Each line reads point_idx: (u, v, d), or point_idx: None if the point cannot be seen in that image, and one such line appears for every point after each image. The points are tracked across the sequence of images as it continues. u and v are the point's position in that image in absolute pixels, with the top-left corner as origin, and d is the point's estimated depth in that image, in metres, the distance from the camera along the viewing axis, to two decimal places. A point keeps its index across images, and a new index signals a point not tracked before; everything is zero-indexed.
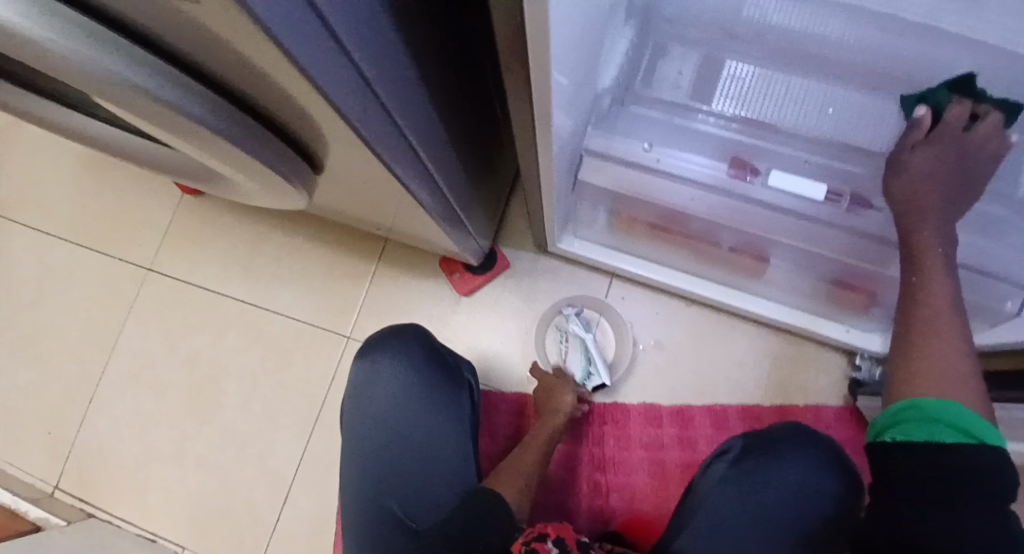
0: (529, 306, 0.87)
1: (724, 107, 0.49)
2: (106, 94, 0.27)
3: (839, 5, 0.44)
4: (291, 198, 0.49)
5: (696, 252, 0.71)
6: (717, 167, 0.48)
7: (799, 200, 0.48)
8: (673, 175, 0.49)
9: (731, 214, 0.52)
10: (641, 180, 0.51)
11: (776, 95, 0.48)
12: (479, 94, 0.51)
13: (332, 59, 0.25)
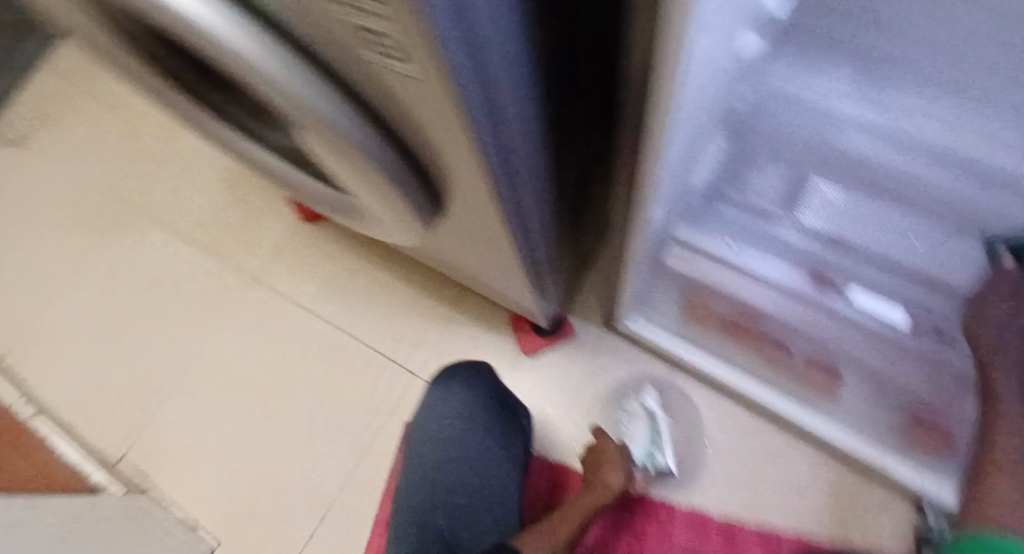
0: (588, 378, 0.89)
1: (809, 226, 0.51)
2: (297, 111, 0.38)
3: (897, 161, 0.42)
4: (414, 229, 0.56)
5: (766, 355, 0.76)
6: (797, 277, 0.56)
7: (876, 320, 0.55)
8: (752, 272, 0.58)
9: (797, 314, 0.61)
10: (726, 274, 0.61)
11: (866, 225, 0.48)
12: (571, 165, 0.60)
13: (467, 72, 0.31)
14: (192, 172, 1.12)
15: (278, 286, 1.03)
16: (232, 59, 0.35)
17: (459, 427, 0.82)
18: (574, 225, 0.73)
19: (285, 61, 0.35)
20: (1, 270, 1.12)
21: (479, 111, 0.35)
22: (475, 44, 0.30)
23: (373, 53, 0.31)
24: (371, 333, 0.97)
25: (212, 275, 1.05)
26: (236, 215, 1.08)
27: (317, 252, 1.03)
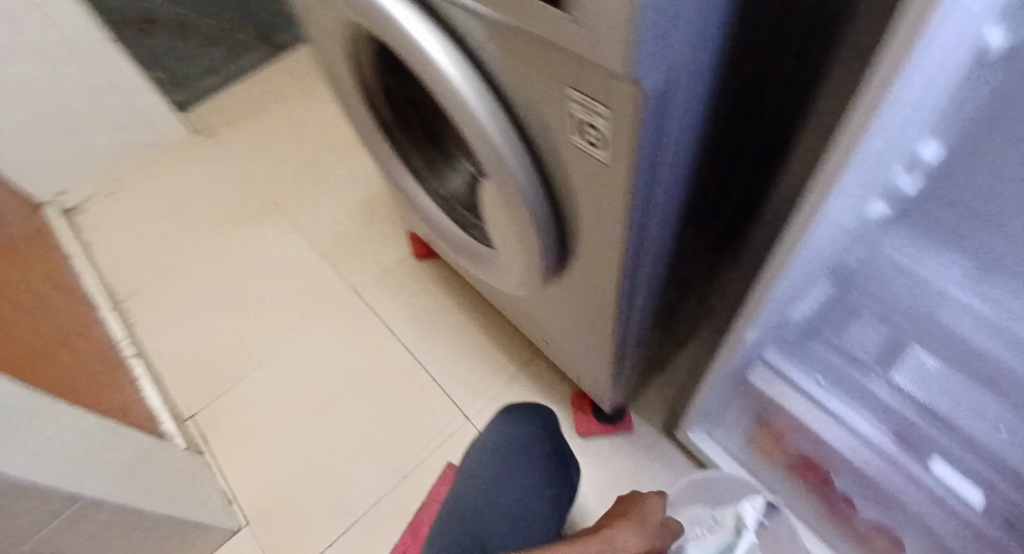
0: (633, 476, 0.90)
1: (898, 385, 0.56)
2: (492, 162, 0.47)
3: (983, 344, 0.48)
4: (532, 283, 0.63)
5: (828, 506, 0.75)
6: (881, 435, 0.59)
7: (955, 496, 0.56)
8: (836, 415, 0.61)
9: (874, 469, 0.62)
10: (806, 410, 0.63)
11: (952, 397, 0.52)
12: (684, 272, 0.67)
13: (644, 165, 0.39)
14: (334, 191, 1.28)
15: (375, 305, 1.13)
16: (462, 114, 0.45)
17: (525, 451, 0.74)
18: (665, 328, 0.77)
19: (500, 126, 0.44)
20: (154, 224, 1.29)
21: (639, 199, 0.42)
22: (659, 146, 0.38)
23: (578, 135, 0.39)
24: (443, 369, 1.04)
25: (323, 278, 1.18)
26: (360, 236, 1.22)
27: (417, 285, 1.14)
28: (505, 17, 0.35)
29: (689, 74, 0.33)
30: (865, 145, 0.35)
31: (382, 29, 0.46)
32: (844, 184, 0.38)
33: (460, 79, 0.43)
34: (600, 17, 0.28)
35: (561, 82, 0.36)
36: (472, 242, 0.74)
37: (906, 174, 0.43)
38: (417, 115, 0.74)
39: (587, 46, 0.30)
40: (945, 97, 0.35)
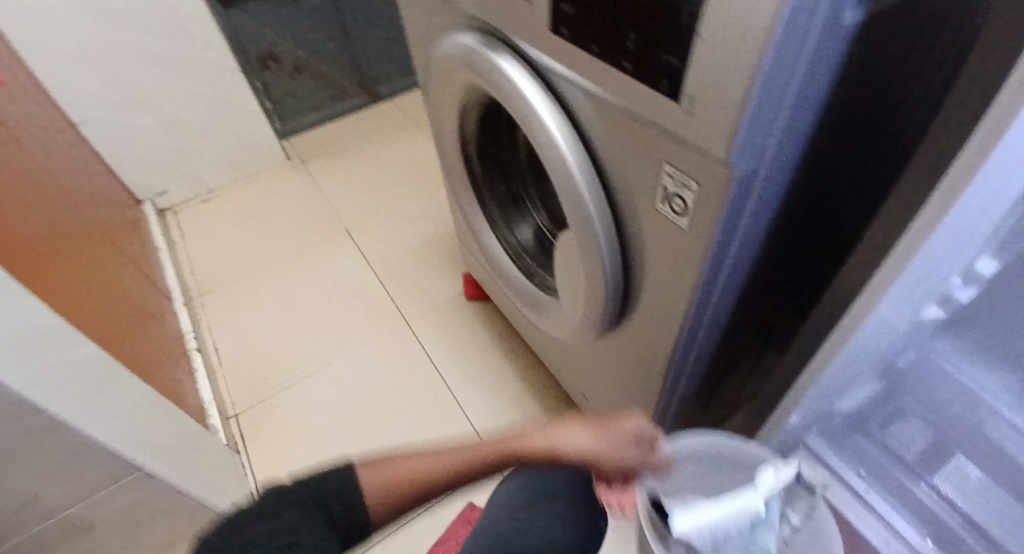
0: None
1: (942, 486, 0.58)
2: (578, 219, 0.53)
3: None
4: (587, 335, 0.68)
5: None
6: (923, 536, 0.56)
7: None
8: (878, 512, 0.58)
9: None
10: (843, 499, 0.60)
11: (998, 507, 0.55)
12: (737, 352, 0.70)
13: (722, 240, 0.43)
14: (403, 226, 1.38)
15: (422, 337, 1.18)
16: (558, 172, 0.51)
17: None
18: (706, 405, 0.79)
19: (592, 189, 0.50)
20: (235, 233, 1.41)
21: (710, 268, 0.46)
22: (736, 224, 0.43)
23: (663, 205, 0.45)
24: (479, 409, 1.07)
25: (378, 305, 1.24)
26: (418, 270, 1.29)
27: (467, 324, 1.19)
28: (620, 100, 0.41)
29: (772, 167, 0.38)
30: (924, 251, 0.38)
31: (500, 94, 0.54)
32: (900, 285, 0.42)
33: (565, 145, 0.49)
34: (709, 107, 0.34)
35: (658, 157, 0.42)
36: (535, 289, 0.80)
37: (966, 286, 0.47)
38: (502, 171, 0.82)
39: (696, 130, 0.36)
40: (1002, 223, 0.39)
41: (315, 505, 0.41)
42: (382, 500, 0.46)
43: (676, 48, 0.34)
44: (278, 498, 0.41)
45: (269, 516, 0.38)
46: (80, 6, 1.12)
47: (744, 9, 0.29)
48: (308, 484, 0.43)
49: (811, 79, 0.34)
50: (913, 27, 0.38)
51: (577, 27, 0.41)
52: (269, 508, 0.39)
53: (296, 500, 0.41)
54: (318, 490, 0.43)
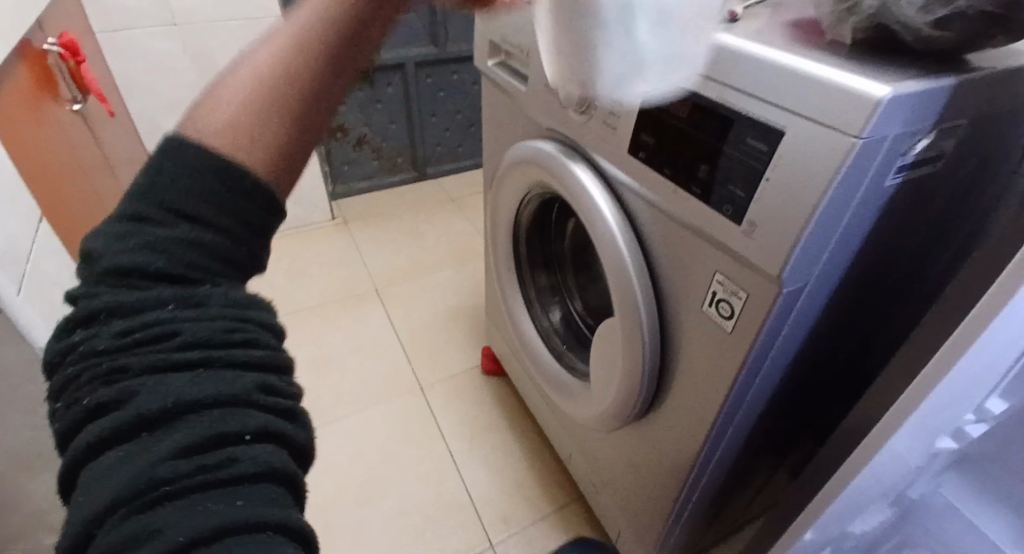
0: None
1: None
2: (626, 311, 0.58)
3: None
4: (613, 422, 0.70)
5: None
6: None
7: None
8: None
9: None
10: None
11: None
12: (756, 464, 0.71)
13: (764, 349, 0.48)
14: (431, 296, 1.43)
15: (434, 405, 1.19)
16: (614, 267, 0.57)
17: None
18: (716, 517, 0.79)
19: (642, 286, 0.56)
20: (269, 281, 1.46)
21: (748, 372, 0.50)
22: (777, 335, 0.47)
23: (712, 309, 0.50)
24: (482, 488, 1.05)
25: (396, 367, 1.26)
26: (439, 340, 1.32)
27: (480, 399, 1.20)
28: (683, 215, 0.48)
29: (814, 290, 0.44)
30: (946, 381, 0.43)
31: (569, 191, 0.61)
32: (916, 417, 0.46)
33: (623, 245, 0.56)
34: (767, 233, 0.41)
35: (712, 267, 0.48)
36: (562, 371, 0.83)
37: (978, 424, 0.54)
38: (544, 258, 0.90)
39: (755, 249, 0.42)
40: (1014, 365, 0.47)
41: (221, 293, 0.27)
42: (278, 140, 0.28)
43: (743, 182, 0.42)
44: (154, 264, 0.25)
45: (161, 347, 0.24)
46: (190, 63, 1.26)
47: (814, 161, 0.36)
48: (184, 198, 0.26)
49: (859, 224, 0.40)
50: (940, 196, 0.45)
51: (654, 153, 0.49)
52: (156, 326, 0.25)
53: (189, 295, 0.26)
54: (198, 200, 0.26)
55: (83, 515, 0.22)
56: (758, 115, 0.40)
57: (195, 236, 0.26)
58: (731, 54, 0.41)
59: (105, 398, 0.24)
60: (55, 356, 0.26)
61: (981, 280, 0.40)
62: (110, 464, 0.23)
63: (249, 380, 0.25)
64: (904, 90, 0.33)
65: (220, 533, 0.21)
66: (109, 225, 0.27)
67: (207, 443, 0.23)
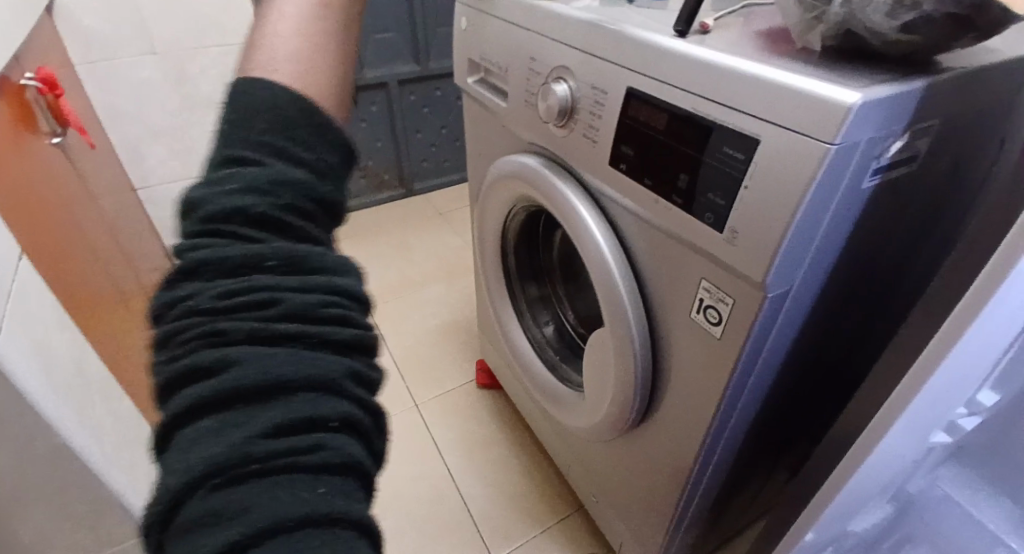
0: None
1: None
2: (616, 321, 0.58)
3: None
4: (610, 431, 0.70)
5: None
6: None
7: None
8: None
9: None
10: None
11: None
12: (754, 466, 0.71)
13: (754, 353, 0.48)
14: (422, 312, 1.42)
15: (430, 421, 1.18)
16: (601, 278, 0.58)
17: None
18: (717, 521, 0.78)
19: (630, 295, 0.57)
20: None
21: (739, 377, 0.50)
22: (765, 339, 0.48)
23: (699, 316, 0.50)
24: (482, 504, 1.04)
25: (389, 385, 1.25)
26: (432, 355, 1.32)
27: (475, 413, 1.19)
28: (666, 224, 0.49)
29: (799, 293, 0.45)
30: (934, 378, 0.43)
31: (553, 204, 0.62)
32: (908, 414, 0.46)
33: (610, 255, 0.56)
34: (749, 240, 0.41)
35: (698, 274, 0.49)
36: (556, 382, 0.83)
37: (969, 418, 0.54)
38: (533, 271, 0.90)
39: (737, 256, 0.42)
40: (1001, 357, 0.47)
41: (318, 258, 0.27)
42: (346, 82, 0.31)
43: (723, 191, 0.42)
44: (256, 206, 0.25)
45: (261, 314, 0.24)
46: (171, 90, 1.26)
47: (789, 168, 0.37)
48: (278, 136, 0.27)
49: (838, 228, 0.41)
50: (917, 195, 0.46)
51: (635, 164, 0.50)
52: (256, 293, 0.24)
53: (287, 257, 0.25)
54: (291, 140, 0.28)
55: (168, 483, 0.21)
56: (734, 124, 0.40)
57: (290, 175, 0.27)
58: (704, 66, 0.41)
59: (198, 362, 0.23)
60: (153, 307, 0.26)
61: (962, 277, 0.41)
62: (199, 433, 0.22)
63: (341, 365, 0.25)
64: (874, 96, 0.34)
65: (297, 524, 0.21)
66: (208, 173, 0.27)
67: (298, 427, 0.23)
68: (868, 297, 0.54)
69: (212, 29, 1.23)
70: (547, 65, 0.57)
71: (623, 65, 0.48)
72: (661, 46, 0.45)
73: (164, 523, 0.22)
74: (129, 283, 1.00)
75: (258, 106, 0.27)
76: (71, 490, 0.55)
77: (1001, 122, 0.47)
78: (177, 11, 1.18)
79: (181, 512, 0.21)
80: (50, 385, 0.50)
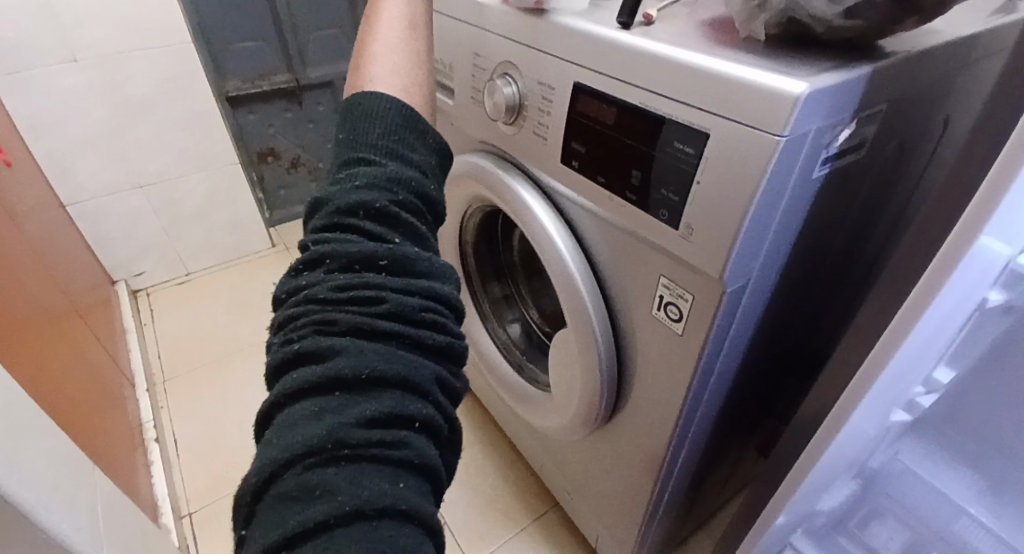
0: None
1: None
2: (579, 320, 0.57)
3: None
4: (580, 428, 0.69)
5: None
6: None
7: None
8: None
9: None
10: None
11: None
12: (723, 453, 0.71)
13: (716, 346, 0.48)
14: None
15: None
16: (560, 276, 0.56)
17: None
18: (691, 508, 0.79)
19: (591, 293, 0.55)
20: (210, 319, 1.39)
21: (703, 371, 0.50)
22: (726, 332, 0.47)
23: (660, 312, 0.50)
24: (457, 510, 1.02)
25: None
26: None
27: None
28: (623, 222, 0.48)
29: (756, 285, 0.44)
30: (895, 361, 0.43)
31: (507, 203, 0.60)
32: (870, 398, 0.46)
33: (568, 254, 0.55)
34: (704, 236, 0.40)
35: (657, 271, 0.48)
36: (524, 383, 0.81)
37: (927, 394, 0.55)
38: (495, 268, 0.88)
39: (693, 252, 0.42)
40: (956, 335, 0.48)
41: (419, 264, 0.34)
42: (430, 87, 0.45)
43: (676, 186, 0.41)
44: (378, 202, 0.34)
45: (366, 310, 0.31)
46: (97, 97, 1.18)
47: (742, 161, 0.36)
48: (391, 142, 0.38)
49: (791, 219, 0.40)
50: (866, 181, 0.46)
51: (587, 161, 0.48)
52: (369, 292, 0.32)
53: (396, 258, 0.33)
54: (401, 145, 0.38)
55: (278, 451, 0.27)
56: (684, 118, 0.39)
57: (404, 175, 0.37)
58: (651, 58, 0.40)
59: (319, 348, 0.30)
60: (287, 292, 0.34)
61: (918, 260, 0.41)
62: (309, 410, 0.29)
63: (429, 370, 0.32)
64: (821, 84, 0.33)
65: (376, 514, 0.25)
66: (340, 174, 0.37)
67: (390, 421, 0.29)
68: (827, 281, 0.55)
69: (138, 31, 1.15)
70: (492, 60, 0.55)
71: (570, 60, 0.46)
72: (606, 38, 0.43)
73: (266, 486, 0.27)
74: (60, 308, 0.93)
75: (374, 117, 0.38)
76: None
77: (943, 104, 0.47)
78: (97, 13, 1.10)
79: (282, 481, 0.27)
80: None
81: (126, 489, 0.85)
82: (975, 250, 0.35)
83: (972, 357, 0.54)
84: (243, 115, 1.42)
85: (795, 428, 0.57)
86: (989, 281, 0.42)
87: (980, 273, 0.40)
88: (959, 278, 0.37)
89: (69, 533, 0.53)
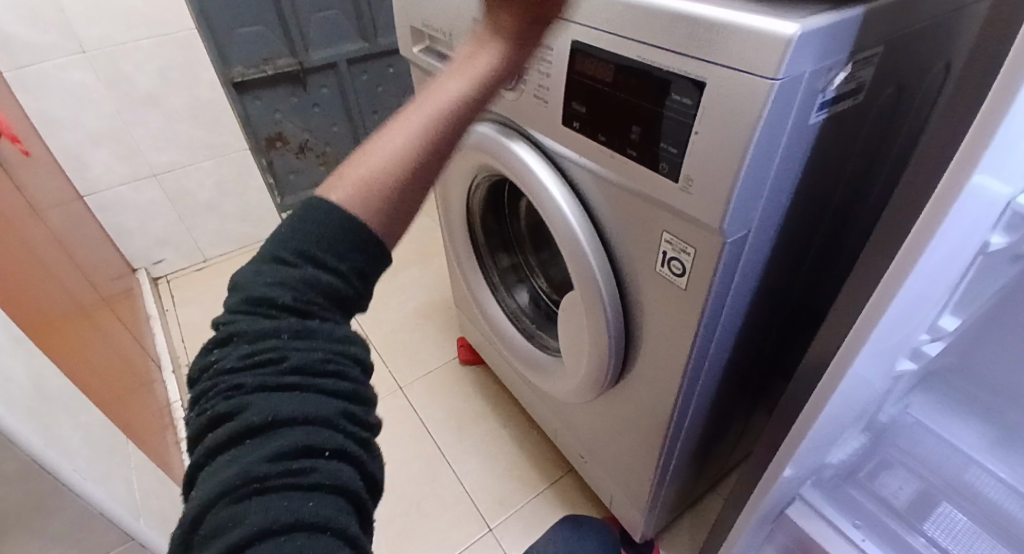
0: None
1: (936, 534, 0.62)
2: (587, 283, 0.58)
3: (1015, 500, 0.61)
4: (590, 391, 0.70)
5: None
6: None
7: None
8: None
9: None
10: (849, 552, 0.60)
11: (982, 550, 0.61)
12: (735, 408, 0.72)
13: (720, 299, 0.49)
14: (399, 297, 1.40)
15: (416, 402, 1.17)
16: (565, 241, 0.57)
17: None
18: (703, 465, 0.80)
19: (597, 256, 0.56)
20: None
21: (707, 325, 0.51)
22: (729, 285, 0.48)
23: (664, 268, 0.50)
24: (475, 477, 1.04)
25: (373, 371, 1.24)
26: (412, 339, 1.30)
27: (461, 389, 1.19)
28: (624, 179, 0.48)
29: (758, 236, 0.45)
30: (892, 308, 0.43)
31: (513, 172, 0.60)
32: (871, 345, 0.47)
33: (572, 214, 0.56)
34: (704, 187, 0.41)
35: (660, 227, 0.48)
36: (534, 349, 0.83)
37: (933, 343, 0.56)
38: (503, 239, 0.89)
39: (692, 205, 0.42)
40: (961, 280, 0.48)
41: (322, 331, 0.32)
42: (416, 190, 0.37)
43: (674, 140, 0.42)
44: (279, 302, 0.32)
45: (271, 370, 0.31)
46: (108, 89, 1.20)
47: (734, 113, 0.37)
48: (315, 249, 0.33)
49: (787, 168, 0.41)
50: (860, 130, 0.46)
51: (587, 122, 0.49)
52: (269, 354, 0.31)
53: (296, 331, 0.32)
54: (327, 251, 0.33)
55: (195, 501, 0.28)
56: (677, 70, 0.40)
57: (320, 279, 0.33)
58: (643, 11, 0.41)
59: (225, 410, 0.30)
60: (195, 371, 0.33)
61: (914, 200, 0.41)
62: (222, 462, 0.29)
63: (335, 406, 0.31)
64: (813, 24, 0.34)
65: (285, 528, 0.26)
66: (263, 257, 0.34)
67: (297, 452, 0.28)
68: (827, 233, 0.55)
69: (143, 23, 1.16)
70: None
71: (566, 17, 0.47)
72: None
73: (192, 535, 0.28)
74: (86, 295, 0.96)
75: (306, 224, 0.33)
76: (45, 511, 0.50)
77: (940, 49, 0.47)
78: (102, 6, 1.11)
79: (204, 524, 0.27)
80: (9, 406, 0.45)
81: (157, 462, 0.89)
82: (970, 188, 0.36)
83: (977, 305, 0.55)
84: (250, 101, 1.40)
85: (798, 380, 0.58)
86: (990, 221, 0.43)
87: (980, 212, 0.40)
88: (955, 217, 0.38)
89: (106, 499, 0.55)
